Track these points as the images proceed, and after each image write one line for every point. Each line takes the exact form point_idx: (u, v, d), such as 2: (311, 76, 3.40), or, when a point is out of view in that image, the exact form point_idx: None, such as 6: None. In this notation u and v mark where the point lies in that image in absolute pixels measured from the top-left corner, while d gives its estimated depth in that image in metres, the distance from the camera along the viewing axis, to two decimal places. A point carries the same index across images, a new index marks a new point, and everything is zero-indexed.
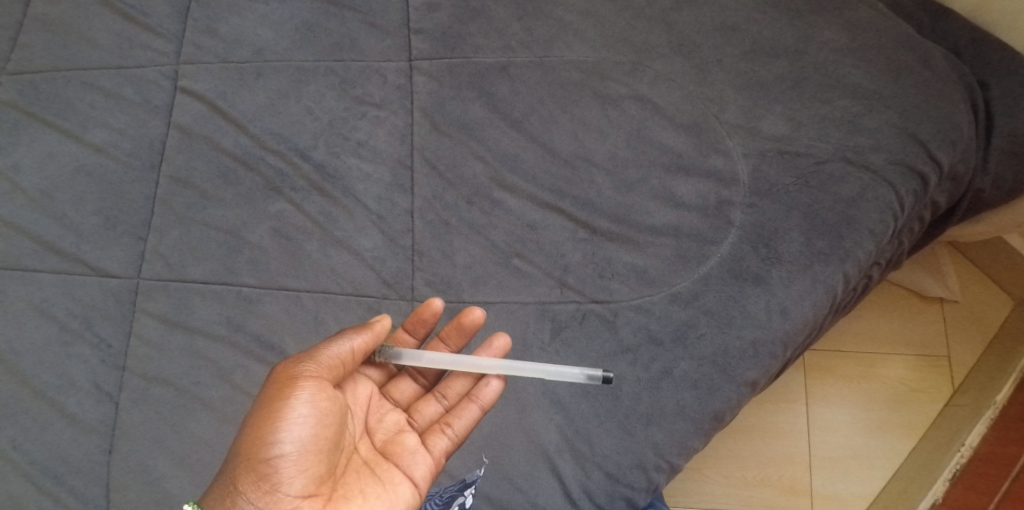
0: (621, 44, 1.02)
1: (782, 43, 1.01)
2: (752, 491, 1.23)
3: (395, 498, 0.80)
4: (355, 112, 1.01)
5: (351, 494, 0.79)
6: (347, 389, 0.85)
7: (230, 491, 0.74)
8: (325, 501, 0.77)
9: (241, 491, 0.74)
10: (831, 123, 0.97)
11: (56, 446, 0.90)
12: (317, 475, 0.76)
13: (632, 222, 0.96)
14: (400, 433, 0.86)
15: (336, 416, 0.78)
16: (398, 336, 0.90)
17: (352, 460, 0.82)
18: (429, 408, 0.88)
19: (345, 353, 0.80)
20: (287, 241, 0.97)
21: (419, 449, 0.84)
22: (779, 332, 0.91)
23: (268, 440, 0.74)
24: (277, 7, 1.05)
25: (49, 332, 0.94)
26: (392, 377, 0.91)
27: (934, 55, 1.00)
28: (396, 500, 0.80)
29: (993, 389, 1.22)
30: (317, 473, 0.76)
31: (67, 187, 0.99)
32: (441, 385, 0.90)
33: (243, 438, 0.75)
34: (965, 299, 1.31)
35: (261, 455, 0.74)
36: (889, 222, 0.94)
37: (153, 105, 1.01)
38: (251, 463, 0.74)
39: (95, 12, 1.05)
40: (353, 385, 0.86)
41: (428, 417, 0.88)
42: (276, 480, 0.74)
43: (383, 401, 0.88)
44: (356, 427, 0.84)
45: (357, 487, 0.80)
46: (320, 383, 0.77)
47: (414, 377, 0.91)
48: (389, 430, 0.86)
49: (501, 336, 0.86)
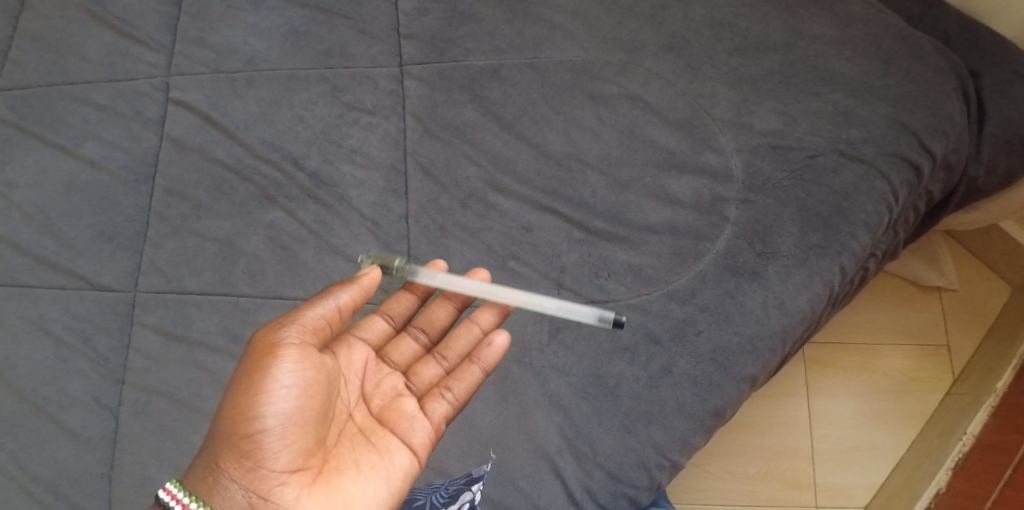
0: (611, 43, 1.02)
1: (772, 38, 1.01)
2: (757, 486, 1.23)
3: (392, 466, 0.80)
4: (348, 118, 1.01)
5: (344, 465, 0.79)
6: (342, 355, 0.84)
7: (214, 470, 0.74)
8: (315, 474, 0.77)
9: (225, 468, 0.74)
10: (823, 116, 0.97)
11: (55, 461, 0.90)
12: (304, 447, 0.76)
13: (627, 221, 0.96)
14: (399, 397, 0.86)
15: (322, 386, 0.78)
16: (397, 294, 0.90)
17: (347, 429, 0.82)
18: (428, 371, 0.88)
19: (330, 314, 0.80)
20: (283, 249, 0.97)
21: (419, 416, 0.84)
22: (778, 327, 0.91)
23: (251, 413, 0.74)
24: (267, 17, 1.05)
25: (47, 348, 0.94)
26: (392, 338, 0.90)
27: (924, 45, 1.00)
28: (392, 468, 0.80)
29: (993, 377, 1.21)
30: (305, 445, 0.76)
31: (62, 202, 0.99)
32: (441, 346, 0.89)
33: (224, 412, 0.75)
34: (963, 288, 1.31)
35: (244, 430, 0.74)
36: (883, 213, 0.93)
37: (145, 117, 1.02)
38: (234, 439, 0.74)
39: (86, 27, 1.05)
40: (348, 351, 0.85)
41: (427, 380, 0.88)
42: (260, 457, 0.74)
43: (381, 366, 0.88)
44: (350, 394, 0.84)
45: (350, 457, 0.79)
46: (303, 351, 0.77)
47: (414, 338, 0.90)
48: (388, 394, 0.86)
49: None
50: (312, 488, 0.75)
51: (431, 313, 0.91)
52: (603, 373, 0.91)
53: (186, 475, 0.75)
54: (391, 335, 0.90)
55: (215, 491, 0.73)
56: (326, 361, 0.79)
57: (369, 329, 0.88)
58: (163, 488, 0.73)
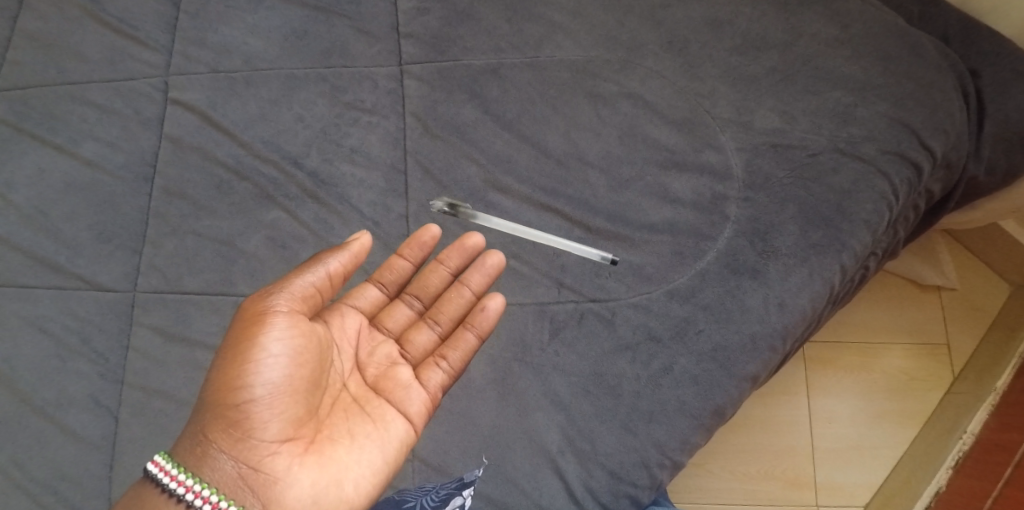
0: (611, 42, 1.02)
1: (772, 36, 1.01)
2: (757, 485, 1.23)
3: (385, 435, 0.80)
4: (347, 118, 1.01)
5: (337, 435, 0.78)
6: (334, 323, 0.84)
7: (204, 439, 0.74)
8: (307, 443, 0.76)
9: (215, 439, 0.74)
10: (823, 115, 0.97)
11: (55, 462, 0.90)
12: (296, 416, 0.76)
13: (628, 220, 0.96)
14: (393, 365, 0.85)
15: (312, 355, 0.77)
16: (392, 261, 0.88)
17: (340, 399, 0.81)
18: (422, 337, 0.87)
19: (319, 282, 0.80)
20: (283, 249, 0.96)
21: (414, 384, 0.84)
22: (778, 326, 0.91)
23: (240, 383, 0.74)
24: (266, 16, 1.05)
25: (46, 348, 0.93)
26: (385, 305, 0.89)
27: (923, 44, 1.00)
28: (386, 437, 0.80)
29: (993, 375, 1.21)
30: (296, 414, 0.76)
31: (61, 202, 0.99)
32: (434, 310, 0.88)
33: (214, 382, 0.75)
34: (962, 287, 1.31)
35: (233, 400, 0.74)
36: (883, 211, 0.93)
37: (144, 117, 1.01)
38: (224, 409, 0.74)
39: (84, 26, 1.05)
40: (340, 318, 0.84)
41: (421, 347, 0.87)
42: (249, 427, 0.74)
43: (374, 334, 0.87)
44: (343, 363, 0.83)
45: (344, 427, 0.79)
46: (293, 320, 0.77)
47: (408, 304, 0.89)
48: (382, 363, 0.85)
49: (495, 254, 0.88)
50: (304, 458, 0.75)
51: (424, 280, 0.89)
52: (604, 372, 0.91)
53: (177, 447, 0.75)
54: (385, 302, 0.89)
55: (206, 463, 0.73)
56: (317, 329, 0.79)
57: (361, 297, 0.87)
58: (153, 460, 0.74)
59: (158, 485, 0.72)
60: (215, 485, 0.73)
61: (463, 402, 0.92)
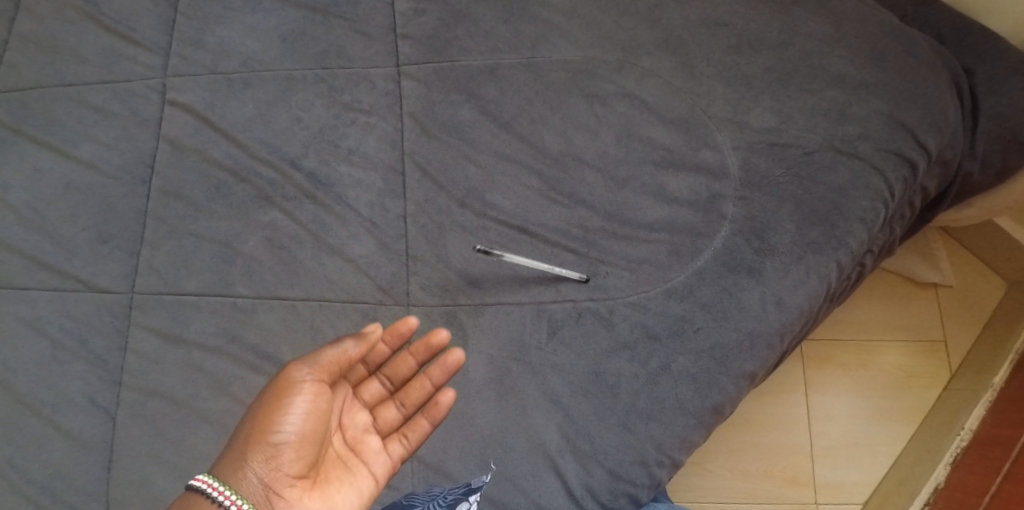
0: (607, 42, 1.02)
1: (767, 35, 1.01)
2: (756, 484, 1.23)
3: (364, 490, 0.79)
4: (345, 118, 1.01)
5: (333, 479, 0.78)
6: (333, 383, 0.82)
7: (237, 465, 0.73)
8: (314, 482, 0.76)
9: (243, 466, 0.73)
10: (818, 113, 0.97)
11: (54, 463, 0.90)
12: (308, 462, 0.75)
13: (625, 219, 0.96)
14: (363, 432, 0.82)
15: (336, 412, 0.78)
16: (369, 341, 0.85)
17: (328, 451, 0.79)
18: (387, 414, 0.84)
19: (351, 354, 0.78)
20: (281, 250, 0.96)
21: (381, 451, 0.82)
22: (775, 323, 0.91)
23: (276, 424, 0.74)
24: (264, 17, 1.06)
25: (44, 350, 0.93)
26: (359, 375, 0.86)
27: (917, 42, 1.01)
28: (364, 492, 0.79)
29: (990, 371, 1.22)
30: (313, 460, 0.76)
31: (58, 204, 0.99)
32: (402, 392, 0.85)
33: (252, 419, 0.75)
34: (959, 284, 1.32)
35: (268, 437, 0.74)
36: (879, 209, 0.94)
37: (142, 119, 1.01)
38: (257, 443, 0.74)
39: (82, 29, 1.05)
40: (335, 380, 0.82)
41: (387, 423, 0.84)
42: (278, 461, 0.73)
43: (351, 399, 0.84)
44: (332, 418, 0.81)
45: (337, 475, 0.78)
46: (318, 376, 0.76)
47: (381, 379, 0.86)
48: (356, 428, 0.82)
49: (456, 352, 0.82)
50: (313, 493, 0.75)
51: (395, 363, 0.86)
52: (602, 371, 0.91)
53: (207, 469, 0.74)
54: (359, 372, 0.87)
55: (234, 482, 0.72)
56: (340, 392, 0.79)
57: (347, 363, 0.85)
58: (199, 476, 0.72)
59: (209, 500, 0.70)
60: (250, 501, 0.71)
61: (461, 402, 0.92)
